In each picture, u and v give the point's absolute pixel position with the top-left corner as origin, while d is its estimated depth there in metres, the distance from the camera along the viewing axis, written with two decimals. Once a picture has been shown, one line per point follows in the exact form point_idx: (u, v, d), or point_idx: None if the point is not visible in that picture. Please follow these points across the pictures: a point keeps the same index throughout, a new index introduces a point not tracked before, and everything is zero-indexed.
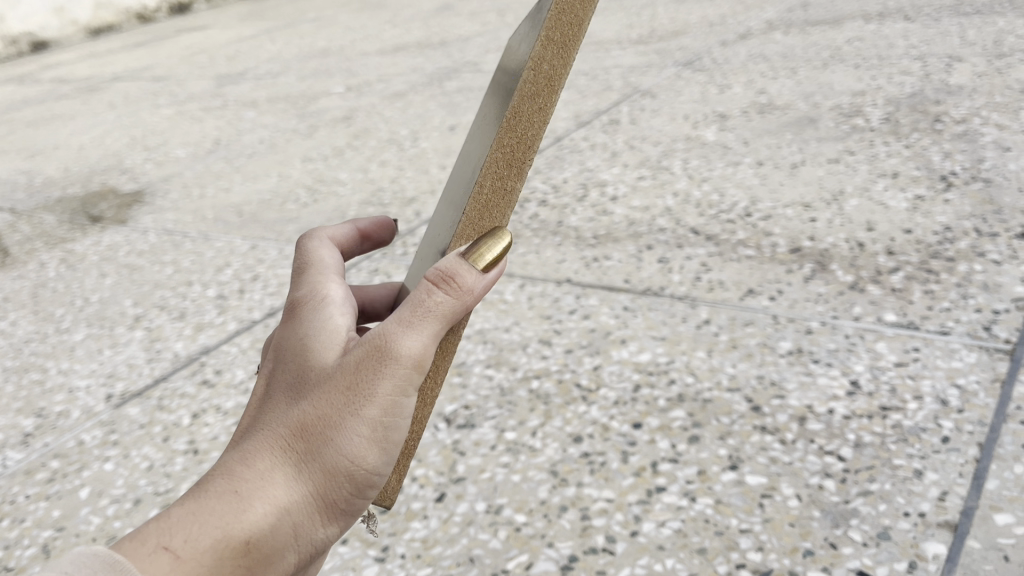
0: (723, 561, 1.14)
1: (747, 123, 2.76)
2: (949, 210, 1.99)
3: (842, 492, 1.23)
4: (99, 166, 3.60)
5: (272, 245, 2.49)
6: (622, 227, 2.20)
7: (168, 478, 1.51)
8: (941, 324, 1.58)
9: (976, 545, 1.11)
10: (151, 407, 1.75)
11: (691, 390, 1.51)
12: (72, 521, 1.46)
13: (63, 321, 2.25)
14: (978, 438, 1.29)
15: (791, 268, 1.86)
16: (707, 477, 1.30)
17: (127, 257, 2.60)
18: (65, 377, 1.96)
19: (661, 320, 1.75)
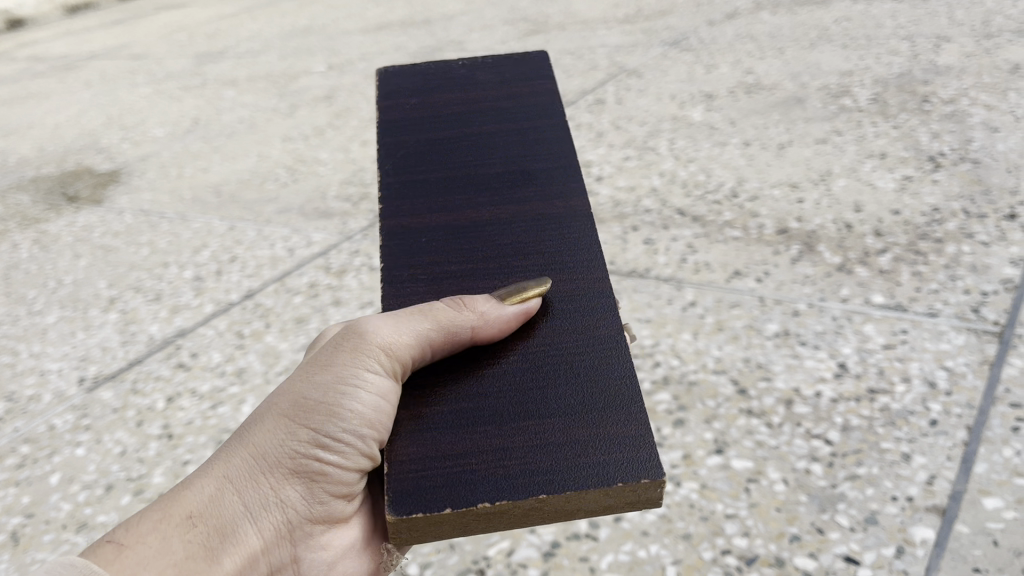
0: (708, 546, 1.12)
1: (734, 103, 2.72)
2: (937, 190, 1.97)
3: (829, 476, 1.21)
4: (75, 145, 3.53)
5: (251, 226, 2.44)
6: (608, 208, 2.16)
7: (141, 463, 1.48)
8: (929, 306, 1.56)
9: (964, 530, 1.09)
10: (124, 391, 1.71)
11: (676, 372, 1.48)
12: (42, 508, 1.42)
13: (35, 304, 2.19)
14: (967, 421, 1.27)
15: (778, 250, 1.83)
16: (692, 461, 1.27)
17: (102, 239, 2.54)
18: (36, 360, 1.91)
19: (646, 301, 1.72)
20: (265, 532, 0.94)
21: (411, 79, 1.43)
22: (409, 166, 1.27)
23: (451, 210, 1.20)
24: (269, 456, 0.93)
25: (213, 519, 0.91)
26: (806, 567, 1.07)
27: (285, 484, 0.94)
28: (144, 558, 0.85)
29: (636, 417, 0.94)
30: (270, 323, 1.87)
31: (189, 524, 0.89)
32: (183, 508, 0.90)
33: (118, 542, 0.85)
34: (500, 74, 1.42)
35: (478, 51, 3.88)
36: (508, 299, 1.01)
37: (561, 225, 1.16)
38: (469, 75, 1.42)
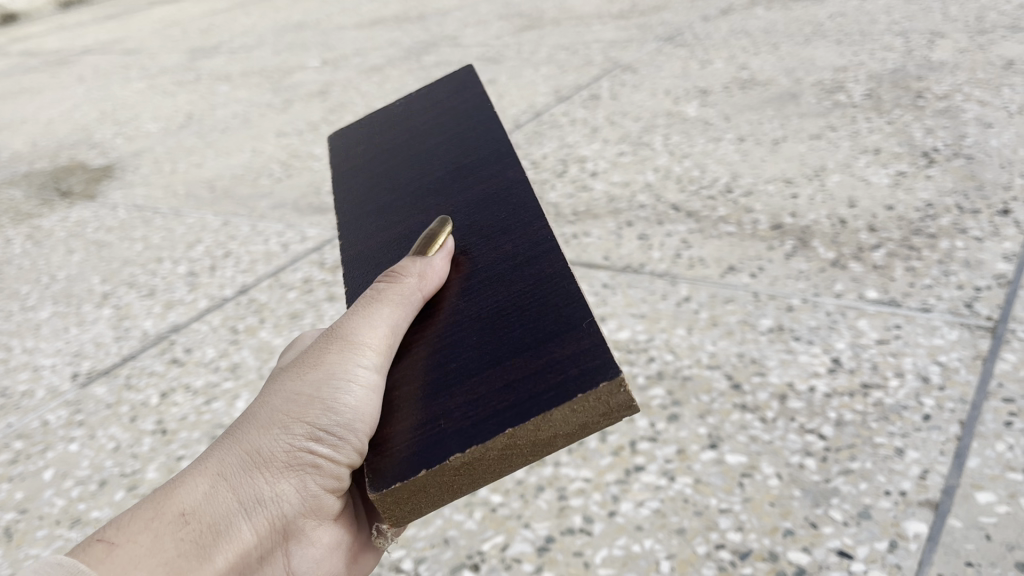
0: (702, 541, 1.12)
1: (729, 99, 2.72)
2: (930, 186, 1.97)
3: (823, 471, 1.21)
4: (68, 140, 3.52)
5: (245, 221, 2.44)
6: (602, 203, 2.16)
7: (135, 459, 1.47)
8: (922, 301, 1.56)
9: (956, 524, 1.09)
10: (118, 386, 1.71)
11: (670, 368, 1.48)
12: (35, 504, 1.41)
13: (28, 299, 2.19)
14: (959, 416, 1.28)
15: (772, 245, 1.84)
16: (686, 456, 1.27)
17: (95, 234, 2.53)
18: (30, 356, 1.90)
19: (640, 297, 1.73)
20: (259, 527, 0.89)
21: (355, 136, 1.47)
22: (359, 202, 1.27)
23: (398, 219, 1.17)
24: (268, 452, 0.87)
25: (209, 517, 0.84)
26: (799, 561, 1.07)
27: (281, 480, 0.89)
28: (137, 558, 0.78)
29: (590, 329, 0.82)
30: (264, 319, 1.87)
31: (182, 522, 0.82)
32: (176, 505, 0.83)
33: (107, 541, 0.78)
34: (430, 99, 1.43)
35: (473, 46, 3.88)
36: (428, 251, 0.97)
37: (500, 192, 1.09)
38: (405, 113, 1.45)
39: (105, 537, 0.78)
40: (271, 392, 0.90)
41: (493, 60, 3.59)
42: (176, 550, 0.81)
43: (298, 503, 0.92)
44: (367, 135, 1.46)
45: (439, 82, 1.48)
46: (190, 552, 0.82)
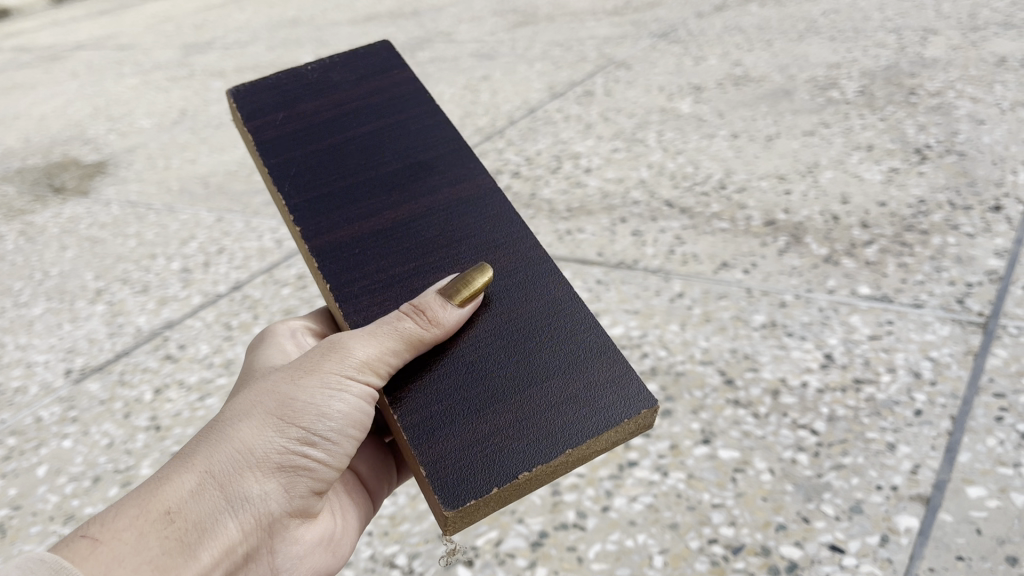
0: (695, 536, 1.13)
1: (722, 95, 2.72)
2: (923, 182, 1.98)
3: (815, 466, 1.22)
4: (61, 136, 3.51)
5: (239, 217, 2.44)
6: (597, 200, 2.16)
7: (129, 455, 1.47)
8: (914, 297, 1.57)
9: (947, 518, 1.10)
10: (111, 382, 1.71)
11: (664, 363, 1.49)
12: (29, 500, 1.41)
13: (21, 295, 2.18)
14: (951, 410, 1.28)
15: (765, 241, 1.84)
16: (679, 452, 1.28)
17: (88, 230, 2.53)
18: (22, 352, 1.90)
19: (634, 293, 1.73)
20: (246, 525, 0.87)
21: (268, 100, 1.30)
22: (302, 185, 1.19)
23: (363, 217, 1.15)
24: (259, 451, 0.87)
25: (194, 514, 0.83)
26: (791, 555, 1.08)
27: (266, 479, 0.88)
28: (123, 553, 0.77)
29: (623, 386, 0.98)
30: (258, 315, 1.87)
31: (167, 520, 0.80)
32: (165, 501, 0.81)
33: (92, 538, 0.77)
34: (354, 75, 1.36)
35: (467, 42, 3.87)
36: (459, 299, 0.97)
37: (471, 211, 1.16)
38: (328, 83, 1.33)
39: (90, 532, 0.77)
40: (258, 396, 0.90)
41: (488, 56, 3.59)
42: (164, 547, 0.79)
43: (283, 499, 0.91)
44: (282, 101, 1.31)
45: (357, 57, 1.39)
46: (178, 548, 0.80)
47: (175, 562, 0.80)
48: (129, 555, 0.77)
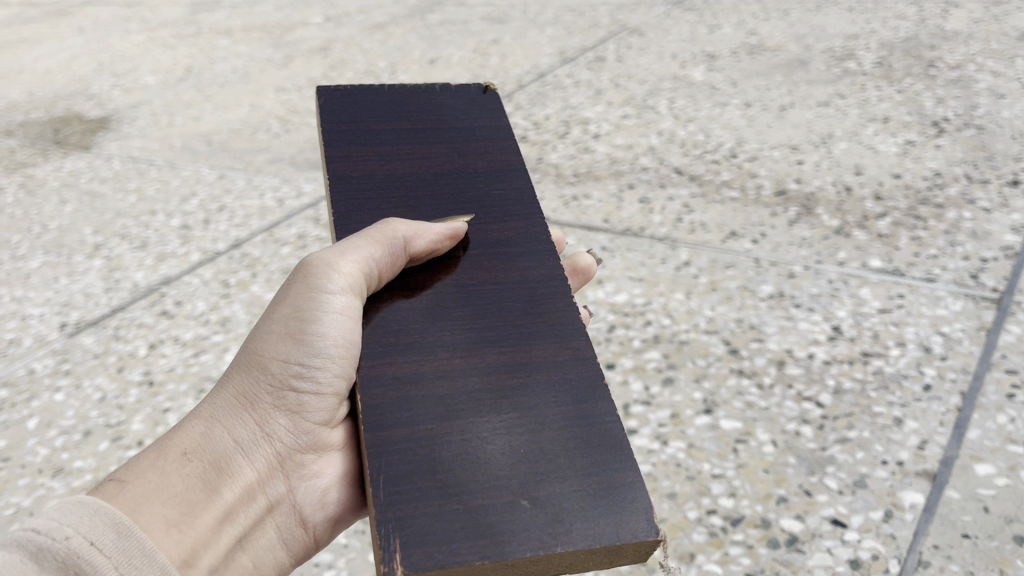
0: (693, 506, 1.10)
1: (736, 64, 2.66)
2: (939, 156, 1.93)
3: (819, 439, 1.19)
4: (65, 91, 3.46)
5: (241, 175, 2.40)
6: (604, 165, 2.12)
7: (121, 410, 1.45)
8: (926, 271, 1.53)
9: (954, 496, 1.07)
10: (106, 337, 1.68)
11: (668, 332, 1.45)
12: (18, 452, 1.39)
13: (19, 248, 2.15)
14: (961, 386, 1.25)
15: (775, 211, 1.80)
16: (680, 421, 1.25)
17: (89, 185, 2.50)
18: (18, 305, 1.87)
19: (639, 260, 1.69)
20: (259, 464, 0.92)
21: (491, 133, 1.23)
22: (515, 231, 1.09)
23: (499, 284, 1.02)
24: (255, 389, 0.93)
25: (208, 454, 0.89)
26: (792, 529, 1.05)
27: (271, 418, 0.93)
28: (149, 491, 0.82)
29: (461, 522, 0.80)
30: (257, 274, 1.83)
31: (185, 460, 0.87)
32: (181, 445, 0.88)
33: (118, 479, 0.82)
34: (466, 118, 1.25)
35: (478, 6, 3.80)
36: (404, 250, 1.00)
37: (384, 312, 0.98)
38: (494, 131, 1.23)
39: (116, 477, 0.82)
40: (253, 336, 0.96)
41: (499, 20, 3.52)
42: (174, 496, 0.83)
43: (294, 440, 0.94)
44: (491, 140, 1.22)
45: (443, 89, 1.30)
46: (198, 490, 0.86)
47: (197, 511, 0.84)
48: (155, 495, 0.82)
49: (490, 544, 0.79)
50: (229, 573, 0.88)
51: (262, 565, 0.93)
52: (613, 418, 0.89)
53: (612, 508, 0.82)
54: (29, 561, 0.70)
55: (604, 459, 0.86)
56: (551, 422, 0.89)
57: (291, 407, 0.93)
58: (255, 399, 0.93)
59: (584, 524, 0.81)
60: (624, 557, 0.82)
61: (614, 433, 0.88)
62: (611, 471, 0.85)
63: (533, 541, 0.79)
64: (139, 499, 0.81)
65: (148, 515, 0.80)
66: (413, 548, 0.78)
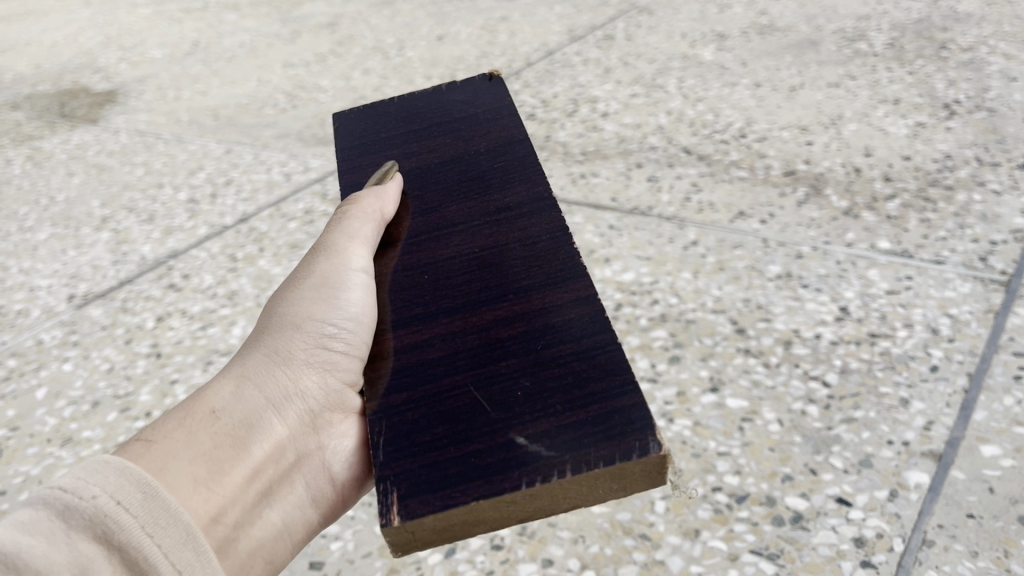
0: (698, 483, 1.11)
1: (746, 44, 2.65)
2: (950, 138, 1.92)
3: (825, 418, 1.19)
4: (72, 64, 3.45)
5: (248, 150, 2.40)
6: (612, 144, 2.12)
7: (128, 381, 1.46)
8: (935, 253, 1.53)
9: (959, 476, 1.07)
10: (114, 309, 1.69)
11: (674, 311, 1.46)
12: (27, 422, 1.40)
13: (26, 220, 2.16)
14: (968, 368, 1.25)
15: (784, 191, 1.80)
16: (686, 399, 1.25)
17: (96, 158, 2.49)
18: (26, 276, 1.88)
19: (647, 239, 1.69)
20: (290, 423, 0.87)
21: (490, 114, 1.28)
22: (516, 194, 1.10)
23: (502, 249, 1.02)
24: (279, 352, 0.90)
25: (237, 413, 0.83)
26: (796, 507, 1.06)
27: (299, 377, 0.89)
28: (177, 449, 0.76)
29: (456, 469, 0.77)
30: (264, 248, 1.84)
31: (214, 418, 0.82)
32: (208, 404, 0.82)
33: (145, 440, 0.76)
34: (470, 109, 1.31)
35: None
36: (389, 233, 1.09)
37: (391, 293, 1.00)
38: (492, 114, 1.28)
39: (143, 437, 0.77)
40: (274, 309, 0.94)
41: None
42: (203, 454, 0.77)
43: (322, 400, 0.89)
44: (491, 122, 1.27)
45: (447, 90, 1.37)
46: (227, 448, 0.80)
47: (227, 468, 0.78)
48: (184, 451, 0.76)
49: (489, 483, 0.75)
50: (262, 538, 0.82)
51: (296, 532, 0.86)
52: (612, 347, 0.86)
53: (613, 433, 0.77)
54: (57, 519, 0.61)
55: (602, 386, 0.82)
56: (548, 359, 0.86)
57: (318, 366, 0.90)
58: (282, 357, 0.90)
59: (586, 449, 0.76)
60: (637, 481, 0.76)
61: (614, 358, 0.84)
62: (611, 399, 0.80)
63: (534, 473, 0.75)
64: (167, 459, 0.75)
65: (176, 472, 0.74)
66: (412, 498, 0.76)
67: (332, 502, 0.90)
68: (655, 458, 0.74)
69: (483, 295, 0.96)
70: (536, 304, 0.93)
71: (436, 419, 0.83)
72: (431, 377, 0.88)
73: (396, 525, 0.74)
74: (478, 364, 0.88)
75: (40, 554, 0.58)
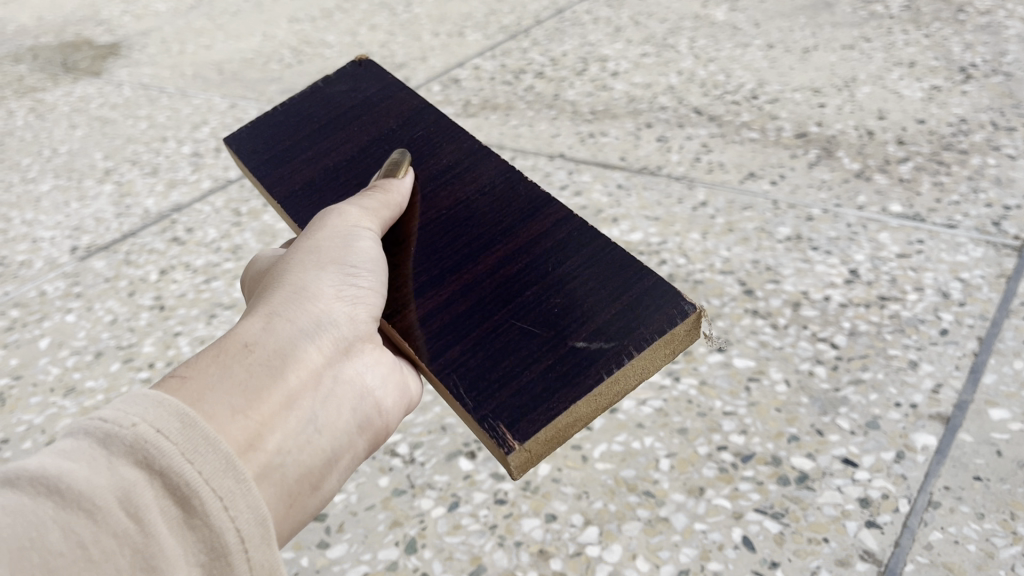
0: (703, 442, 1.10)
1: (759, 4, 2.60)
2: (965, 102, 1.89)
3: (832, 379, 1.18)
4: (75, 16, 3.41)
5: (253, 105, 2.37)
6: (622, 103, 2.09)
7: (132, 333, 1.45)
8: (948, 217, 1.51)
9: (967, 439, 1.06)
10: (117, 261, 1.68)
11: (682, 271, 1.44)
12: (30, 371, 1.40)
13: (29, 172, 2.14)
14: (978, 332, 1.24)
15: (795, 153, 1.77)
16: (692, 358, 1.24)
17: (99, 111, 2.47)
18: (29, 228, 1.86)
19: (655, 199, 1.67)
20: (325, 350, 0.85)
21: (385, 94, 1.34)
22: (451, 153, 1.19)
23: (468, 194, 1.12)
24: (305, 288, 0.88)
25: (271, 343, 0.81)
26: (802, 467, 1.05)
27: (328, 307, 0.87)
28: (214, 380, 0.74)
29: (548, 389, 0.89)
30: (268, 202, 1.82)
31: (248, 350, 0.79)
32: (240, 339, 0.80)
33: (180, 376, 0.74)
34: (359, 95, 1.34)
35: None
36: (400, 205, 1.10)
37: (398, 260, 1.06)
38: (382, 96, 1.33)
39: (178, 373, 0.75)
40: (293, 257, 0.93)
41: None
42: (239, 380, 0.76)
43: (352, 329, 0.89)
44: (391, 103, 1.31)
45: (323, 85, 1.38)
46: (265, 375, 0.78)
47: (266, 393, 0.77)
48: (221, 384, 0.74)
49: (577, 386, 0.88)
50: (310, 459, 0.79)
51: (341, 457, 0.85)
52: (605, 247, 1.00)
53: (653, 309, 0.93)
54: (99, 447, 0.59)
55: (621, 277, 0.97)
56: (568, 273, 0.99)
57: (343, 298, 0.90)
58: (310, 294, 0.87)
59: (642, 330, 0.92)
60: (681, 340, 0.94)
61: (617, 255, 0.99)
62: (631, 284, 0.97)
63: (609, 362, 0.90)
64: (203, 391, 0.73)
65: (215, 404, 0.73)
66: (526, 417, 0.88)
67: (376, 423, 0.90)
68: (694, 315, 0.92)
69: (479, 234, 1.07)
70: (529, 234, 1.05)
71: (501, 350, 0.94)
72: (479, 317, 0.98)
73: (522, 446, 0.86)
74: (509, 296, 0.98)
75: (81, 478, 0.56)
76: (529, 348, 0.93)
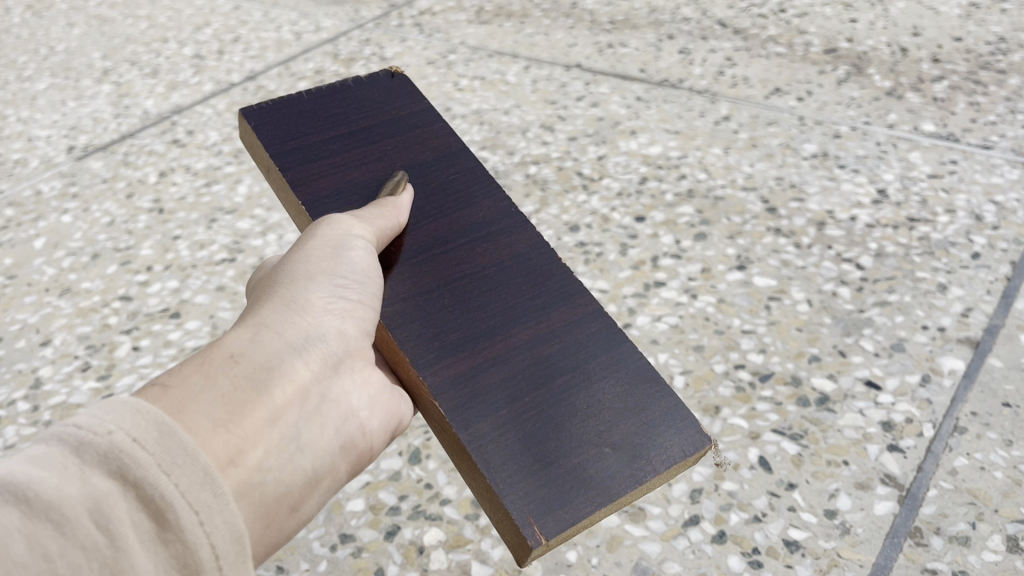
0: (720, 360, 1.06)
1: None
2: (1005, 20, 1.80)
3: (857, 300, 1.13)
4: None
5: (257, 7, 2.27)
6: (643, 14, 1.99)
7: (129, 236, 1.40)
8: (983, 138, 1.44)
9: (997, 364, 1.02)
10: (115, 162, 1.62)
11: (703, 187, 1.38)
12: (24, 271, 1.35)
13: (25, 69, 2.06)
14: (1012, 257, 1.18)
15: (824, 69, 1.69)
16: (710, 276, 1.19)
17: (97, 9, 2.37)
18: (24, 126, 1.80)
19: (676, 113, 1.60)
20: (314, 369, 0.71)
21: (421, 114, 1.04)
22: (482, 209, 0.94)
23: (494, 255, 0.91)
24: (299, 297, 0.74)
25: (260, 355, 0.67)
26: (823, 388, 1.01)
27: (320, 318, 0.74)
28: (201, 392, 0.61)
29: (567, 485, 0.74)
30: None
31: (235, 362, 0.65)
32: (225, 347, 0.66)
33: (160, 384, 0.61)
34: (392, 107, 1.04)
35: None
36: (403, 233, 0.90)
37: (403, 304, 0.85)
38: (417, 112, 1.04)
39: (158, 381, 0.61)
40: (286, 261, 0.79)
41: None
42: (226, 396, 0.62)
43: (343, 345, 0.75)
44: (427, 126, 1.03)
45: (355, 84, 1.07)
46: (251, 390, 0.64)
47: (250, 414, 0.63)
48: (201, 394, 0.61)
49: (600, 491, 0.74)
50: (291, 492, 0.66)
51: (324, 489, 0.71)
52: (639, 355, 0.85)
53: (675, 418, 0.80)
54: (70, 454, 0.47)
55: (648, 391, 0.82)
56: (596, 368, 0.83)
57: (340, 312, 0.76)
58: (300, 304, 0.74)
59: (665, 445, 0.78)
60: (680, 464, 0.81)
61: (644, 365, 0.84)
62: (657, 396, 0.82)
63: (632, 470, 0.76)
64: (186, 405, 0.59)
65: (192, 417, 0.59)
66: (538, 515, 0.72)
67: (359, 448, 0.76)
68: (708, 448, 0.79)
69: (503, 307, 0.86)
70: (562, 316, 0.87)
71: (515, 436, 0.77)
72: (495, 397, 0.79)
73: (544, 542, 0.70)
74: (527, 386, 0.80)
75: (51, 486, 0.44)
76: (548, 439, 0.77)
